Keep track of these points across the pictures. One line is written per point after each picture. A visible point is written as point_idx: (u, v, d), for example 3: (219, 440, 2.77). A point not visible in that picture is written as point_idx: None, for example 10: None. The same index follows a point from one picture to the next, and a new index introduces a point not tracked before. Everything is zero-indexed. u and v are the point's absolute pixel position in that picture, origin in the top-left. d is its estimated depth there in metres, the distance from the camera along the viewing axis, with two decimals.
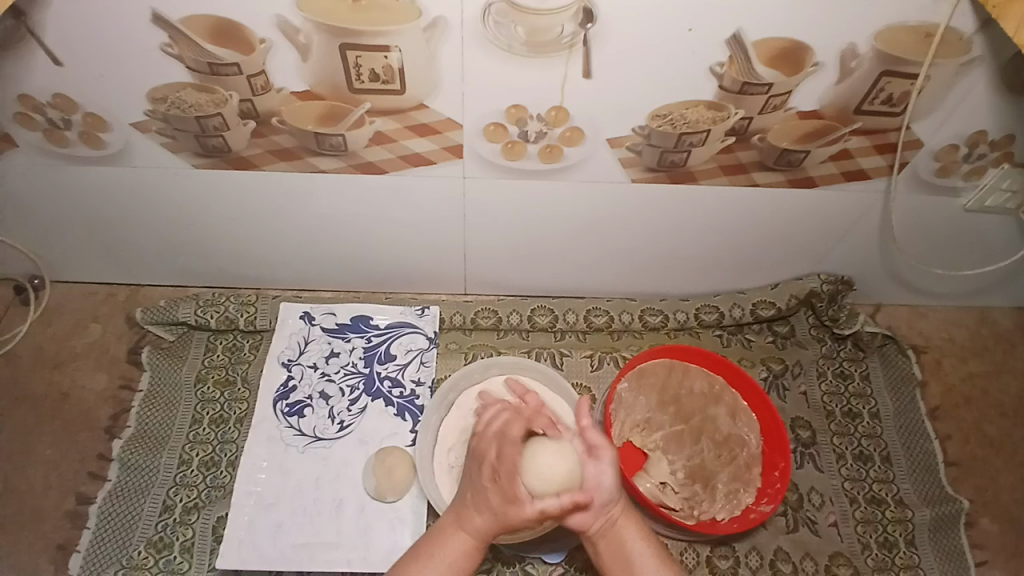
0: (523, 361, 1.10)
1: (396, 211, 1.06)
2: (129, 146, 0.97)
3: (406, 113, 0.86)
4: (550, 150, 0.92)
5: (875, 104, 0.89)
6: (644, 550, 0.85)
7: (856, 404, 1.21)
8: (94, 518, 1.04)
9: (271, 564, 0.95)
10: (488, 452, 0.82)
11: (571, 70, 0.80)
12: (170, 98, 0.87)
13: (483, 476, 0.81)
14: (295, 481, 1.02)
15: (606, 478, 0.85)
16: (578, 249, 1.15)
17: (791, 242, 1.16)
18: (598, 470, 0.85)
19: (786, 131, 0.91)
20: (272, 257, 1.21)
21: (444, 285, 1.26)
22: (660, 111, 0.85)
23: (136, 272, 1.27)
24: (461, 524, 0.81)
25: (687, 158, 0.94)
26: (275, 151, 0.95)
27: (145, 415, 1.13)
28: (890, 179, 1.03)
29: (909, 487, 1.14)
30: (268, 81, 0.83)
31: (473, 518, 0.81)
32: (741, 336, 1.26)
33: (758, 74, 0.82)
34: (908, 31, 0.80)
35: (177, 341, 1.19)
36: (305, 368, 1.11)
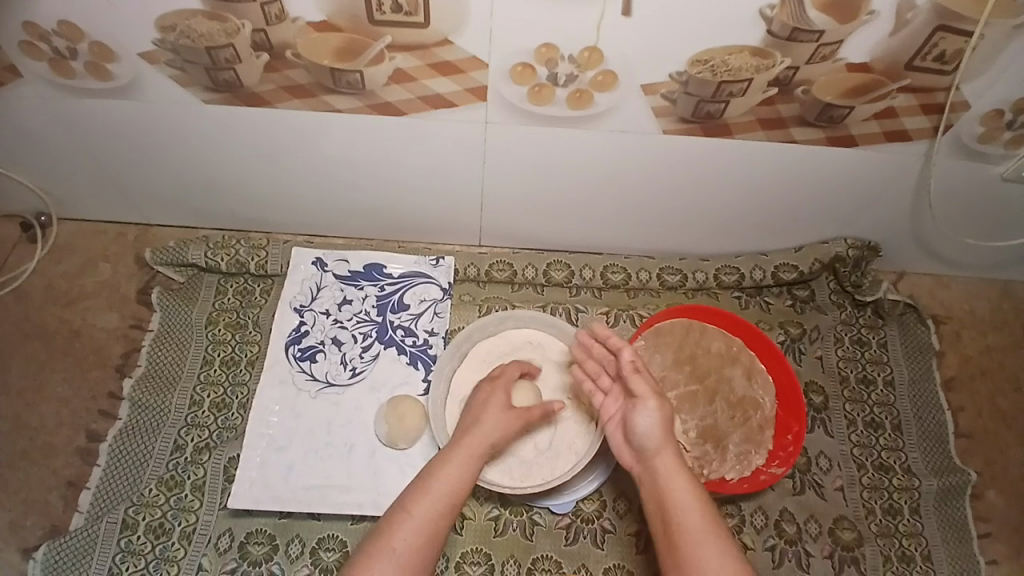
0: (541, 316, 1.07)
1: (412, 155, 1.02)
2: (137, 79, 0.92)
3: (429, 50, 0.81)
4: (578, 96, 0.86)
5: (926, 62, 0.83)
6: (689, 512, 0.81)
7: (871, 371, 1.19)
8: (105, 455, 1.04)
9: (283, 505, 0.96)
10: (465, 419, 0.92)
11: (610, 8, 0.74)
12: (180, 26, 0.82)
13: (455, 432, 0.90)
14: (307, 425, 1.02)
15: (649, 427, 0.86)
16: (600, 201, 1.10)
17: (823, 203, 1.11)
18: (642, 418, 0.87)
19: (830, 85, 0.86)
20: (285, 201, 1.17)
21: (458, 236, 1.23)
22: (701, 56, 0.80)
23: (145, 211, 1.24)
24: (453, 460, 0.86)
25: (724, 109, 0.89)
26: (289, 88, 0.90)
27: (156, 354, 1.12)
28: (932, 142, 0.97)
29: (917, 456, 1.13)
30: (283, 9, 0.78)
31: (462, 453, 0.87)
32: (761, 298, 1.22)
33: (809, 19, 0.76)
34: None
35: (187, 283, 1.17)
36: (318, 314, 1.09)
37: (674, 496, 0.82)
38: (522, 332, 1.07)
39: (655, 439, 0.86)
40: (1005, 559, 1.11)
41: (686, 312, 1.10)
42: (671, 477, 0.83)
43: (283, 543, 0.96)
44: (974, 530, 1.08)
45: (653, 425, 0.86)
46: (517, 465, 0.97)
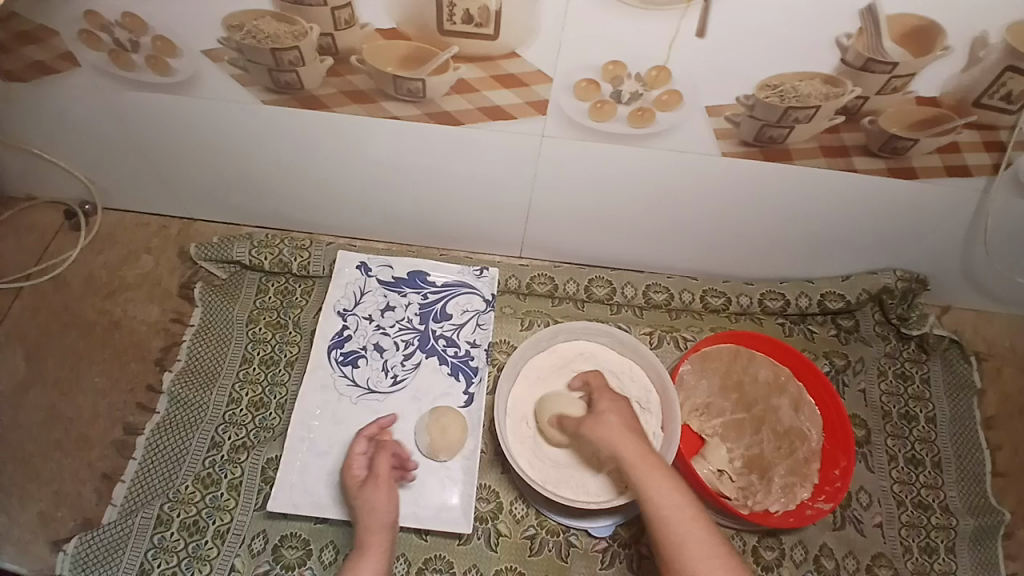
0: (593, 325, 1.03)
1: (461, 164, 1.01)
2: (197, 76, 0.93)
3: (494, 62, 0.80)
4: (640, 114, 0.85)
5: (992, 100, 0.82)
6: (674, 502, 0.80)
7: (913, 406, 1.15)
8: (142, 449, 1.05)
9: (323, 511, 0.94)
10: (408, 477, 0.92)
11: (684, 27, 0.73)
12: (246, 26, 0.83)
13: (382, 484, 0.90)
14: (349, 429, 0.99)
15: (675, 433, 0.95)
16: (647, 219, 1.09)
17: (877, 232, 1.09)
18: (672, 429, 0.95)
19: (901, 116, 0.83)
20: (330, 202, 1.17)
21: (500, 246, 1.22)
22: (771, 81, 0.78)
23: (190, 206, 1.25)
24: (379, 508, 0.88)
25: (788, 135, 0.87)
26: (348, 92, 0.90)
27: (196, 349, 1.12)
28: (994, 178, 0.95)
29: (955, 494, 1.09)
30: (353, 14, 0.77)
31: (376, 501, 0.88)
32: (804, 326, 1.20)
33: (885, 50, 0.74)
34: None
35: (229, 280, 1.18)
36: (361, 320, 1.07)
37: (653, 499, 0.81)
38: (573, 343, 1.04)
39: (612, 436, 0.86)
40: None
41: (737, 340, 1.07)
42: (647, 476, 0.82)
43: (317, 548, 0.97)
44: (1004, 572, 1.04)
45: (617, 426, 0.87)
46: (590, 481, 0.95)
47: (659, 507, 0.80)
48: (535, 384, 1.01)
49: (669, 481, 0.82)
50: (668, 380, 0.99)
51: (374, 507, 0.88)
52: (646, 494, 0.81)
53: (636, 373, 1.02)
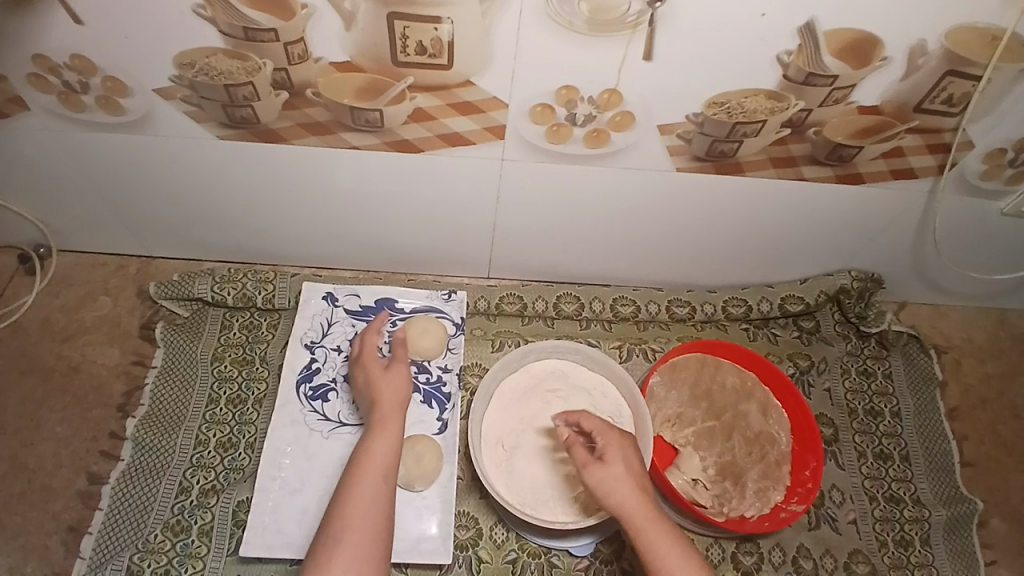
0: (562, 344, 1.05)
1: (425, 189, 1.02)
2: (152, 114, 0.92)
3: (449, 90, 0.81)
4: (596, 135, 0.87)
5: (934, 103, 0.85)
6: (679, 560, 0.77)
7: (878, 402, 1.19)
8: (108, 498, 1.01)
9: (297, 552, 0.91)
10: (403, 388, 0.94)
11: (632, 51, 0.75)
12: (199, 63, 0.82)
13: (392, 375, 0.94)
14: (320, 465, 0.97)
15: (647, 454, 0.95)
16: (610, 235, 1.11)
17: (830, 236, 1.13)
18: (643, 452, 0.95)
19: (843, 126, 0.87)
20: (293, 233, 1.17)
21: (467, 269, 1.23)
22: (718, 98, 0.81)
23: (150, 243, 1.23)
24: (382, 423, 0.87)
25: (738, 148, 0.90)
26: (305, 125, 0.90)
27: (160, 393, 1.10)
28: (936, 179, 1.00)
29: (926, 486, 1.13)
30: (307, 50, 0.78)
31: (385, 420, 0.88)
32: (768, 330, 1.23)
33: (825, 64, 0.77)
34: (975, 33, 0.76)
35: (192, 317, 1.16)
36: (329, 351, 1.06)
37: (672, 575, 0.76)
38: (543, 363, 1.05)
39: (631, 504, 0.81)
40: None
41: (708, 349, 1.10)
42: (662, 548, 0.78)
43: None
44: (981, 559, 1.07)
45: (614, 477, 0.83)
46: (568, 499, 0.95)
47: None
48: (508, 406, 1.01)
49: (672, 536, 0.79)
50: (640, 398, 1.00)
51: (377, 448, 0.85)
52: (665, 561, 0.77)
53: (608, 389, 1.03)
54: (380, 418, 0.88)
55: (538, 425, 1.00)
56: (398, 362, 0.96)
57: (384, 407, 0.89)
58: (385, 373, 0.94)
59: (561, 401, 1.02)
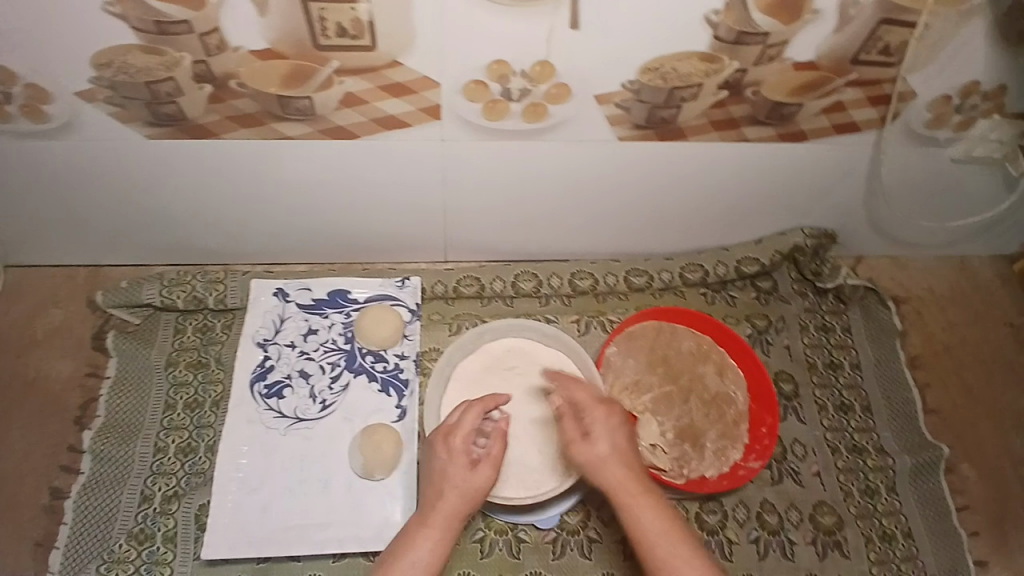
0: (517, 323, 1.04)
1: (369, 176, 1.00)
2: (77, 118, 0.88)
3: (378, 72, 0.79)
4: (533, 109, 0.86)
5: (872, 55, 0.84)
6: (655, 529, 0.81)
7: (837, 354, 1.21)
8: (70, 513, 0.99)
9: (263, 549, 0.92)
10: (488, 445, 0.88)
11: (558, 21, 0.74)
12: (116, 62, 0.79)
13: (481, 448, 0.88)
14: (280, 462, 0.97)
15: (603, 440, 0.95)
16: (562, 210, 1.10)
17: (782, 197, 1.13)
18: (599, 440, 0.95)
19: (779, 84, 0.86)
20: (240, 230, 1.14)
21: (424, 253, 1.21)
22: (650, 64, 0.80)
23: (97, 251, 1.19)
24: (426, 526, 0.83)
25: (677, 114, 0.89)
26: (232, 117, 0.87)
27: (115, 402, 1.07)
28: (881, 131, 0.98)
29: (889, 434, 1.15)
30: (223, 40, 0.75)
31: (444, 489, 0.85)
32: (726, 293, 1.23)
33: (754, 21, 0.76)
34: None
35: (144, 324, 1.13)
36: (283, 347, 1.04)
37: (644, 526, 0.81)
38: (501, 342, 1.04)
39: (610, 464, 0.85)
40: (987, 531, 1.13)
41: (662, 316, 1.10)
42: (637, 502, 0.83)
43: None
44: (953, 504, 1.09)
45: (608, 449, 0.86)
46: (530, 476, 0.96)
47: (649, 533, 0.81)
48: (467, 387, 1.01)
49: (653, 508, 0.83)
50: (594, 367, 1.01)
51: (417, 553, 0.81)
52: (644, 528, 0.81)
53: (565, 362, 1.04)
54: (425, 512, 0.84)
55: (498, 404, 1.00)
56: (484, 461, 0.87)
57: (450, 511, 0.84)
58: (468, 467, 0.86)
59: (521, 378, 1.02)
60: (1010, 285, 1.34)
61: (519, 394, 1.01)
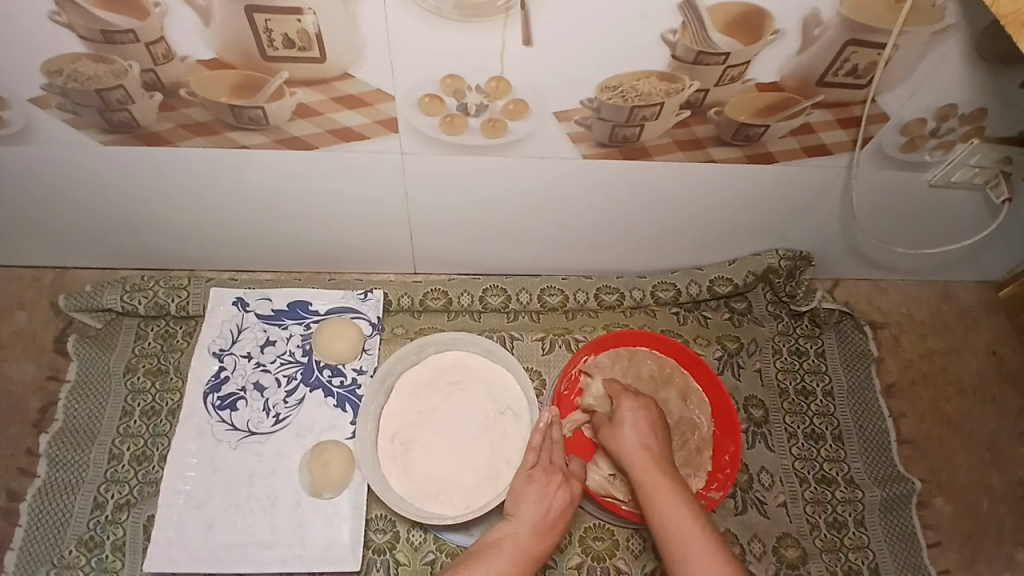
0: (458, 334, 1.02)
1: (331, 188, 0.98)
2: (33, 124, 0.87)
3: (330, 84, 0.77)
4: (492, 125, 0.84)
5: (839, 76, 0.81)
6: (675, 507, 0.86)
7: (810, 381, 1.18)
8: (26, 515, 0.98)
9: (204, 566, 0.91)
10: (570, 479, 0.90)
11: (510, 37, 0.72)
12: (66, 70, 0.77)
13: (556, 478, 0.89)
14: (227, 477, 0.96)
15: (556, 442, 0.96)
16: (529, 225, 1.08)
17: (756, 219, 1.10)
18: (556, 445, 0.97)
19: (745, 104, 0.84)
20: (204, 236, 1.12)
21: (391, 264, 1.20)
22: (610, 81, 0.78)
23: (62, 254, 1.18)
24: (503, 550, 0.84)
25: (640, 132, 0.87)
26: (187, 126, 0.86)
27: (73, 407, 1.06)
28: (853, 155, 0.96)
29: (860, 466, 1.12)
30: (170, 49, 0.73)
31: (529, 517, 0.86)
32: (698, 313, 1.21)
33: (714, 42, 0.74)
34: None
35: (105, 328, 1.12)
36: (239, 358, 1.03)
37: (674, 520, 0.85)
38: (443, 355, 1.02)
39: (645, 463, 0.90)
40: (960, 569, 1.10)
41: (603, 345, 1.07)
42: (665, 497, 0.87)
43: None
44: (922, 537, 1.08)
45: (630, 436, 0.93)
46: (460, 492, 0.93)
47: (675, 528, 0.84)
48: (408, 400, 0.99)
49: (673, 490, 0.88)
50: (529, 379, 1.00)
51: None
52: (653, 503, 0.87)
53: (507, 378, 1.01)
54: (520, 541, 0.84)
55: (436, 418, 0.97)
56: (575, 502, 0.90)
57: (531, 537, 0.85)
58: (565, 504, 0.88)
59: (462, 394, 0.99)
60: (990, 311, 1.31)
61: (459, 409, 0.98)
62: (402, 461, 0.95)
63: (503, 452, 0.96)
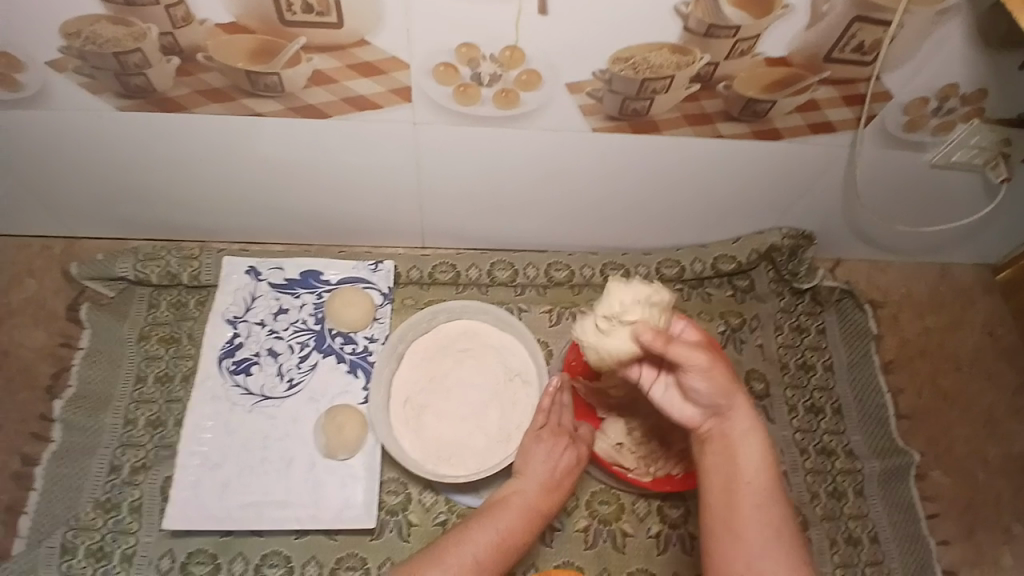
0: (472, 304, 1.04)
1: (344, 159, 1.00)
2: (48, 88, 0.88)
3: (347, 50, 0.79)
4: (505, 96, 0.85)
5: (845, 53, 0.83)
6: (751, 459, 0.74)
7: (810, 356, 1.21)
8: (41, 480, 1.00)
9: (223, 524, 0.93)
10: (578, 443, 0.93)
11: (526, 5, 0.73)
12: (84, 32, 0.79)
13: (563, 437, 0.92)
14: (243, 440, 0.98)
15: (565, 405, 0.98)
16: (537, 199, 1.10)
17: (759, 197, 1.13)
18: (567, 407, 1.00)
19: (753, 79, 0.86)
20: (215, 207, 1.14)
21: (401, 238, 1.21)
22: (621, 54, 0.80)
23: (72, 223, 1.19)
24: (510, 506, 0.86)
25: (650, 106, 0.89)
26: (205, 92, 0.87)
27: (87, 373, 1.07)
28: (856, 133, 0.97)
29: (859, 438, 1.16)
30: (190, 12, 0.75)
31: (540, 476, 0.88)
32: (702, 290, 1.23)
33: (725, 16, 0.75)
34: None
35: (118, 297, 1.13)
36: (252, 325, 1.04)
37: (742, 468, 0.74)
38: (454, 325, 1.04)
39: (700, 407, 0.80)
40: (954, 539, 1.14)
41: None
42: (743, 444, 0.75)
43: (226, 562, 0.95)
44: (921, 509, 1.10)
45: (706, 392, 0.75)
46: (472, 456, 0.96)
47: (740, 482, 0.74)
48: (420, 366, 1.01)
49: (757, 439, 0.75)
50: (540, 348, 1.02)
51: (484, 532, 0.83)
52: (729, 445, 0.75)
53: (518, 346, 1.03)
54: (525, 499, 0.87)
55: (448, 384, 1.00)
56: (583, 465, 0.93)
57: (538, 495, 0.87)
58: (571, 465, 0.91)
59: (473, 361, 1.02)
60: (988, 292, 1.33)
61: (470, 376, 1.01)
62: (416, 426, 0.97)
63: (512, 417, 0.99)
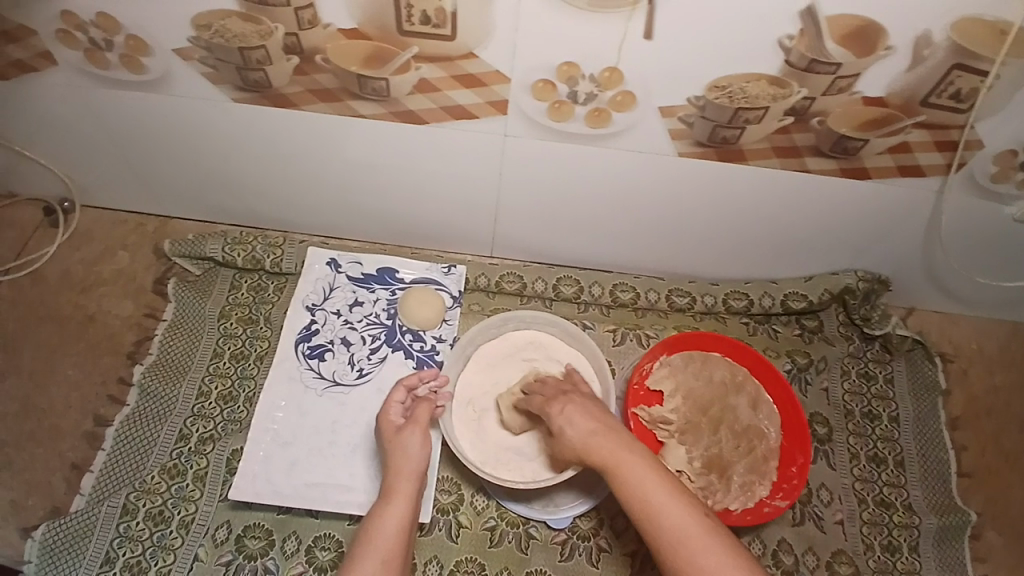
0: (541, 316, 1.07)
1: (428, 166, 1.04)
2: (171, 74, 0.95)
3: (453, 61, 0.83)
4: (597, 114, 0.88)
5: (942, 98, 0.83)
6: (651, 476, 0.79)
7: (877, 405, 1.17)
8: (110, 441, 1.06)
9: (282, 501, 0.97)
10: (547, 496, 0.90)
11: (632, 29, 0.76)
12: (214, 25, 0.85)
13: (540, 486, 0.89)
14: (312, 422, 1.02)
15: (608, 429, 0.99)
16: (609, 220, 1.11)
17: (835, 236, 1.11)
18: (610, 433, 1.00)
19: (847, 117, 0.86)
20: (300, 201, 1.19)
21: (470, 246, 1.24)
22: (720, 81, 0.81)
23: (167, 204, 1.27)
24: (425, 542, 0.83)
25: (739, 135, 0.89)
26: (314, 91, 0.93)
27: (168, 343, 1.14)
28: (946, 179, 0.96)
29: (919, 493, 1.11)
30: (316, 15, 0.80)
31: None
32: (768, 325, 1.22)
33: (829, 51, 0.77)
34: (983, 26, 0.74)
35: (203, 276, 1.20)
36: (329, 314, 1.10)
37: (645, 490, 0.78)
38: (521, 335, 1.07)
39: (615, 453, 0.82)
40: None
41: (676, 346, 1.10)
42: (626, 462, 0.81)
43: (280, 539, 0.98)
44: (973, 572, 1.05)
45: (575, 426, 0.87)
46: (529, 465, 0.98)
47: (644, 498, 0.78)
48: (483, 371, 1.04)
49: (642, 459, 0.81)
50: (607, 367, 1.03)
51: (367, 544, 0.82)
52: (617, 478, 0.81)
53: (582, 361, 1.05)
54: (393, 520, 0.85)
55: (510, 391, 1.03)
56: None
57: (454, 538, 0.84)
58: None
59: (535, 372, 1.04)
60: None
61: None
62: (474, 431, 1.00)
63: None
